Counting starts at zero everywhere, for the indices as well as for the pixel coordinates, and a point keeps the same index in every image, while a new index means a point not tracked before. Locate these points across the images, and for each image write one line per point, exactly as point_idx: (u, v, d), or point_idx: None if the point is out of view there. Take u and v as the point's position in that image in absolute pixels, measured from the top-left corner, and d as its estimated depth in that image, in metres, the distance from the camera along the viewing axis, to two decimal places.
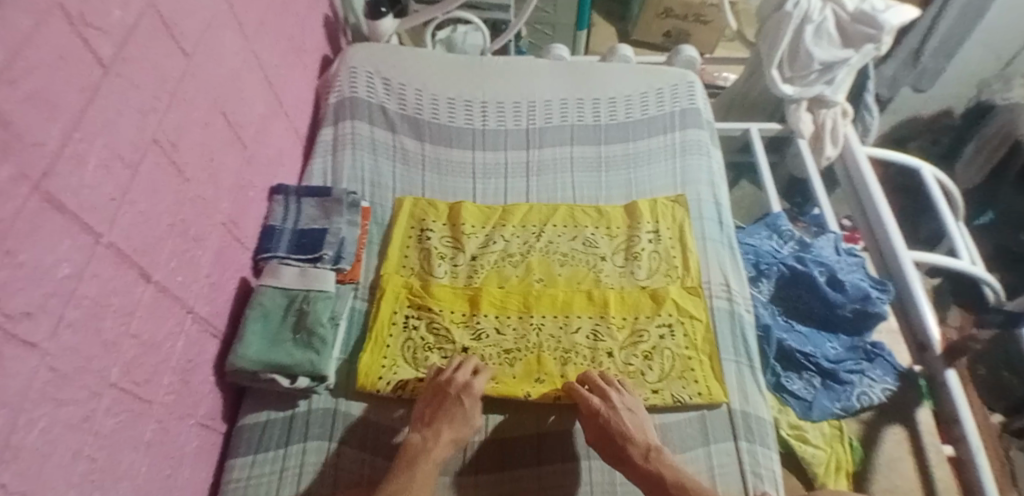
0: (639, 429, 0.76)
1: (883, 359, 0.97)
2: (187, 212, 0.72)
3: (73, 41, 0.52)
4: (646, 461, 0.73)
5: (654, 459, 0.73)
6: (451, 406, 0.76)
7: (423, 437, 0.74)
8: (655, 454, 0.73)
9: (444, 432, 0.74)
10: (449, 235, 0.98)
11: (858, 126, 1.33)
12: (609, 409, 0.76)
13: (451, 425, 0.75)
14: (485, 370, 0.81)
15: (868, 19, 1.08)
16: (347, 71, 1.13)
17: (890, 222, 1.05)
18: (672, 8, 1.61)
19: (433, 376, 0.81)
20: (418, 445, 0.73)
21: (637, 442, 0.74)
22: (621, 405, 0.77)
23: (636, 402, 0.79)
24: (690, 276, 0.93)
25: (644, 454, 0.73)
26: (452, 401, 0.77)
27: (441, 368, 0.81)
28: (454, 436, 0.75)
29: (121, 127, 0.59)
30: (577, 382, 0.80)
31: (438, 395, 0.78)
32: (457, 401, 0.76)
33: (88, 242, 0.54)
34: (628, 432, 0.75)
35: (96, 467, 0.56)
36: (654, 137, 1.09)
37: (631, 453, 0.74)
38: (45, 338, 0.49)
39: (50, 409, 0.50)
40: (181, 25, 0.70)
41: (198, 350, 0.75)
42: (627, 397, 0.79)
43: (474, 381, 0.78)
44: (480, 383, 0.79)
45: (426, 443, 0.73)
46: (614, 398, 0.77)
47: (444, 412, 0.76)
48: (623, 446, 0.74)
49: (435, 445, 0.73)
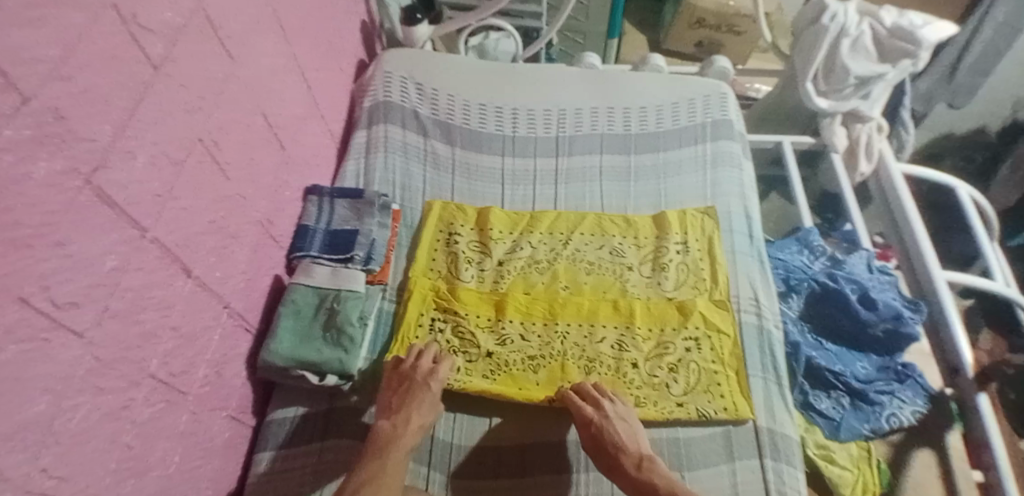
0: (631, 438, 0.76)
1: (914, 381, 0.95)
2: (226, 210, 0.74)
3: (126, 41, 0.54)
4: (639, 471, 0.73)
5: (647, 469, 0.73)
6: (418, 392, 0.77)
7: (393, 424, 0.75)
8: (648, 463, 0.74)
9: (413, 419, 0.76)
10: (477, 240, 0.99)
11: (893, 141, 1.30)
12: (602, 417, 0.76)
13: (419, 411, 0.76)
14: (446, 359, 0.83)
15: (906, 34, 1.06)
16: (381, 75, 1.15)
17: (925, 241, 1.03)
18: (705, 18, 1.59)
19: (393, 365, 0.82)
20: (388, 433, 0.74)
21: (629, 452, 0.74)
22: (614, 414, 0.77)
23: (628, 411, 0.79)
24: (719, 289, 0.92)
25: (636, 463, 0.74)
26: (417, 388, 0.78)
27: (401, 357, 0.83)
28: (422, 422, 0.76)
29: (169, 125, 0.61)
30: (570, 391, 0.81)
31: (404, 383, 0.79)
32: (423, 386, 0.78)
33: (133, 235, 0.56)
34: (622, 442, 0.75)
35: (131, 454, 0.58)
36: (685, 147, 1.09)
37: (624, 462, 0.74)
38: (90, 327, 0.51)
39: (91, 397, 0.51)
40: (227, 28, 0.72)
41: (232, 344, 0.77)
42: (621, 406, 0.79)
43: (438, 368, 0.81)
44: (443, 368, 0.81)
45: (396, 430, 0.74)
46: (607, 407, 0.77)
47: (411, 399, 0.77)
48: (615, 456, 0.74)
49: (405, 432, 0.74)
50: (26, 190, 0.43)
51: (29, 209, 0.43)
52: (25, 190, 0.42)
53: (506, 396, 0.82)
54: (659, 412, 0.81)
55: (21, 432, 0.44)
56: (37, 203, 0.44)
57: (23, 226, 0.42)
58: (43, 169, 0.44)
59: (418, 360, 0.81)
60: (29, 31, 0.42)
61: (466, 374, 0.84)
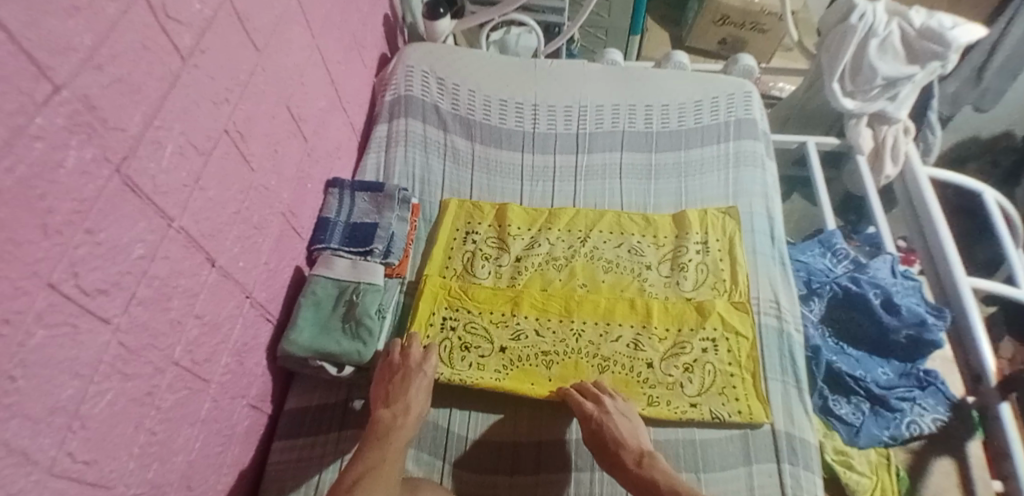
0: (632, 434, 0.75)
1: (936, 388, 0.93)
2: (251, 201, 0.74)
3: (155, 32, 0.55)
4: (640, 467, 0.72)
5: (648, 465, 0.73)
6: (413, 379, 0.78)
7: (392, 414, 0.75)
8: (648, 460, 0.73)
9: (412, 409, 0.76)
10: (495, 236, 0.99)
11: (920, 144, 1.28)
12: (600, 412, 0.76)
13: (416, 400, 0.77)
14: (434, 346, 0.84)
15: (935, 35, 1.03)
16: (403, 69, 1.15)
17: (950, 247, 1.00)
18: (729, 15, 1.57)
19: (382, 356, 0.83)
20: (387, 422, 0.74)
21: (630, 448, 0.74)
22: (615, 410, 0.77)
23: (630, 409, 0.79)
24: (738, 291, 0.91)
25: (636, 459, 0.73)
26: (413, 374, 0.79)
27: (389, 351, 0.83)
28: (419, 411, 0.77)
29: (197, 116, 0.62)
30: (573, 390, 0.81)
31: (398, 372, 0.79)
32: (417, 373, 0.79)
33: (161, 225, 0.57)
34: (623, 439, 0.74)
35: (154, 440, 0.59)
36: (707, 146, 1.08)
37: (625, 458, 0.73)
38: (117, 314, 0.52)
39: (117, 383, 0.52)
40: (254, 21, 0.73)
41: (254, 333, 0.78)
42: (621, 403, 0.79)
43: (429, 355, 0.82)
44: (434, 354, 0.83)
45: (396, 420, 0.74)
46: (608, 403, 0.77)
47: (407, 388, 0.77)
48: (616, 453, 0.74)
49: (405, 422, 0.75)
50: (57, 177, 0.43)
51: (61, 197, 0.44)
52: (56, 178, 0.43)
53: (518, 391, 0.82)
54: (672, 412, 0.81)
55: (49, 415, 0.45)
56: (68, 191, 0.45)
57: (53, 213, 0.43)
58: (74, 157, 0.45)
59: (406, 350, 0.82)
60: (63, 21, 0.43)
61: (478, 370, 0.84)
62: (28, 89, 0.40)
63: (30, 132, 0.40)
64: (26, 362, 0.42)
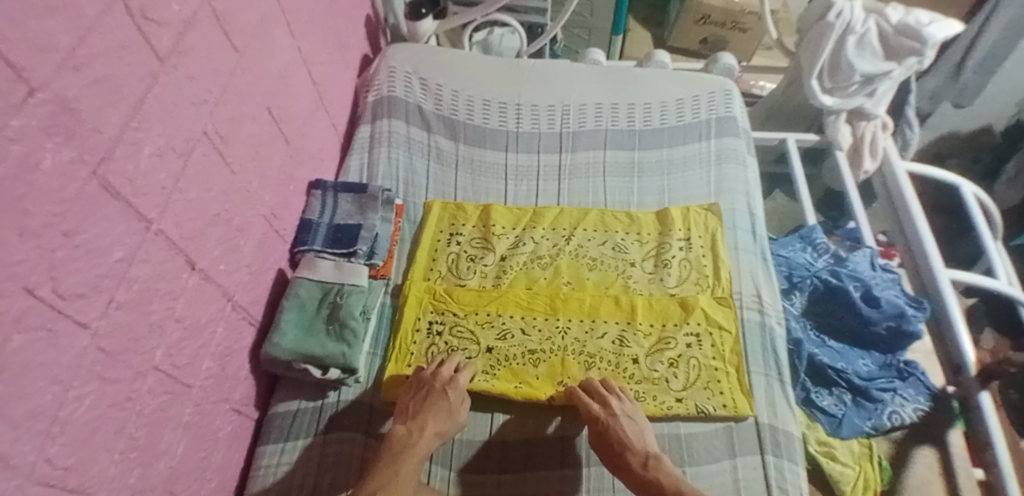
0: (638, 436, 0.76)
1: (916, 378, 0.94)
2: (233, 203, 0.74)
3: (134, 33, 0.54)
4: (645, 469, 0.72)
5: (653, 468, 0.72)
6: (437, 399, 0.77)
7: (408, 430, 0.75)
8: (654, 462, 0.73)
9: (429, 426, 0.75)
10: (480, 236, 0.99)
11: (898, 140, 1.30)
12: (608, 415, 0.76)
13: (435, 418, 0.76)
14: (468, 367, 0.83)
15: (912, 32, 1.05)
16: (386, 70, 1.15)
17: (929, 241, 1.02)
18: (710, 15, 1.58)
19: (414, 374, 0.83)
20: (404, 438, 0.74)
21: (635, 450, 0.74)
22: (621, 411, 0.77)
23: (636, 410, 0.79)
24: (721, 286, 0.92)
25: (642, 461, 0.73)
26: (436, 394, 0.78)
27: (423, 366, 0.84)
28: (438, 429, 0.75)
29: (176, 117, 0.62)
30: (579, 388, 0.81)
31: (423, 389, 0.79)
32: (442, 394, 0.78)
33: (140, 227, 0.56)
34: (627, 441, 0.75)
35: (137, 445, 0.58)
36: (689, 144, 1.09)
37: (630, 460, 0.73)
38: (96, 318, 0.51)
39: (97, 387, 0.52)
40: (236, 21, 0.73)
41: (237, 336, 0.77)
42: (628, 404, 0.79)
43: (458, 376, 0.80)
44: (463, 376, 0.81)
45: (411, 436, 0.74)
46: (614, 404, 0.78)
47: (428, 406, 0.77)
48: (620, 453, 0.74)
49: (419, 438, 0.74)
50: (36, 180, 0.43)
51: (38, 199, 0.43)
52: (35, 180, 0.43)
53: (506, 391, 0.82)
54: (658, 407, 0.81)
55: (28, 421, 0.44)
56: (46, 193, 0.44)
57: (31, 216, 0.43)
58: (51, 159, 0.45)
59: (439, 368, 0.81)
60: (40, 22, 0.43)
61: None
62: (6, 90, 0.40)
63: (8, 134, 0.40)
64: (3, 366, 0.41)
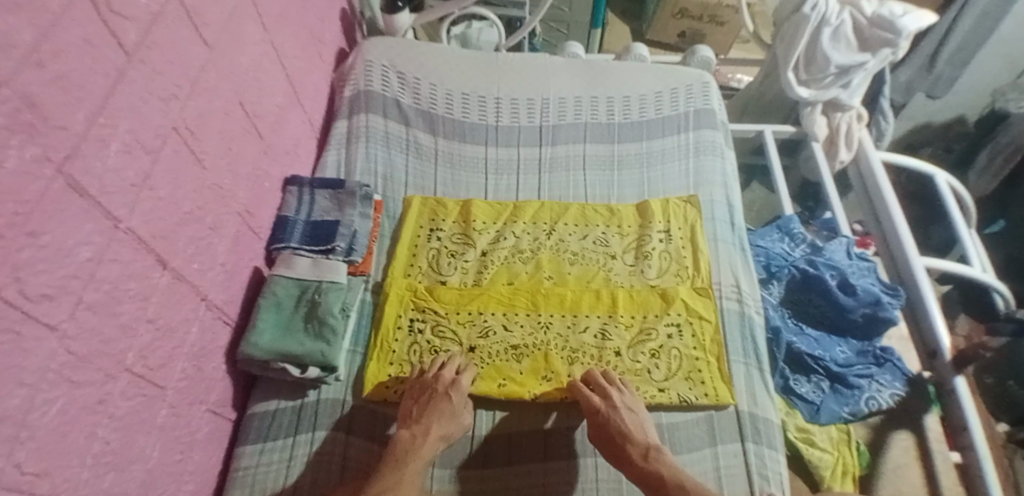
0: (638, 427, 0.76)
1: (893, 364, 0.96)
2: (205, 200, 0.73)
3: (99, 28, 0.53)
4: (646, 462, 0.73)
5: (654, 459, 0.73)
6: (440, 403, 0.76)
7: (413, 434, 0.74)
8: (655, 454, 0.74)
9: (433, 429, 0.74)
10: (460, 232, 0.98)
11: (874, 130, 1.31)
12: (609, 407, 0.76)
13: (440, 421, 0.75)
14: (469, 369, 0.82)
15: (886, 24, 1.06)
16: (362, 64, 1.14)
17: (904, 229, 1.04)
18: (687, 9, 1.60)
19: (416, 375, 0.82)
20: (408, 442, 0.73)
21: (636, 442, 0.74)
22: (622, 403, 0.77)
23: (635, 401, 0.79)
24: (701, 277, 0.92)
25: (642, 453, 0.74)
26: (439, 397, 0.77)
27: (424, 369, 0.83)
28: (442, 432, 0.75)
29: (144, 114, 0.60)
30: (579, 381, 0.81)
31: (426, 392, 0.78)
32: (444, 397, 0.77)
33: (108, 226, 0.55)
34: (629, 432, 0.75)
35: (109, 449, 0.57)
36: (668, 136, 1.09)
37: (631, 452, 0.74)
38: (64, 320, 0.50)
39: (67, 390, 0.51)
40: (205, 15, 0.71)
41: (212, 337, 0.76)
42: (628, 396, 0.79)
43: (460, 378, 0.80)
44: (465, 379, 0.80)
45: (415, 440, 0.73)
46: (614, 396, 0.78)
47: (431, 408, 0.76)
48: (622, 445, 0.74)
49: (424, 442, 0.73)
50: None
51: (2, 197, 0.42)
52: None
53: (490, 391, 0.82)
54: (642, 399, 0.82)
55: None
56: (10, 191, 0.43)
57: None
58: (15, 157, 0.43)
59: (439, 371, 0.80)
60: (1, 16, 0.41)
61: None
62: None
63: None
64: None
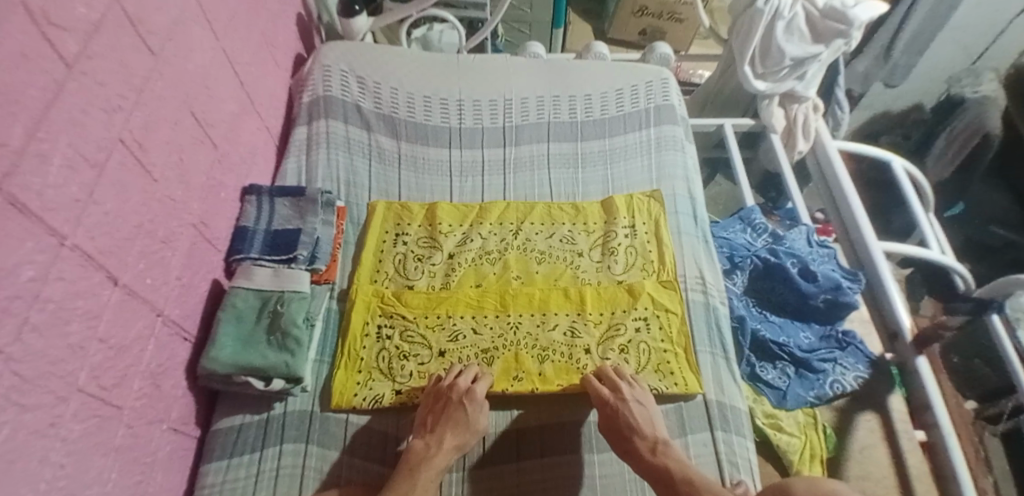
0: (647, 422, 0.76)
1: (855, 347, 0.99)
2: (155, 213, 0.70)
3: (36, 38, 0.51)
4: (654, 455, 0.73)
5: (662, 453, 0.73)
6: (454, 411, 0.75)
7: (426, 443, 0.74)
8: (663, 447, 0.73)
9: (447, 439, 0.74)
10: (426, 235, 0.98)
11: (829, 120, 1.35)
12: (618, 399, 0.77)
13: (454, 431, 0.74)
14: (485, 377, 0.81)
15: (838, 14, 1.09)
16: (320, 69, 1.12)
17: (862, 216, 1.07)
18: (646, 6, 1.62)
19: (432, 382, 0.81)
20: (421, 452, 0.73)
21: (644, 435, 0.74)
22: (631, 397, 0.78)
23: (645, 395, 0.80)
24: (666, 270, 0.94)
25: (651, 447, 0.74)
26: (453, 405, 0.76)
27: (441, 376, 0.81)
28: (456, 442, 0.74)
29: (86, 126, 0.58)
30: (590, 374, 0.82)
31: (440, 400, 0.77)
32: (459, 406, 0.76)
33: (52, 243, 0.53)
34: (639, 426, 0.75)
35: (63, 473, 0.55)
36: (629, 132, 1.11)
37: (638, 445, 0.74)
38: (10, 342, 0.48)
39: (15, 414, 0.48)
40: (148, 23, 0.70)
41: (169, 353, 0.74)
42: (638, 390, 0.79)
43: (476, 385, 0.78)
44: (481, 387, 0.79)
45: (429, 449, 0.73)
46: (624, 389, 0.78)
47: (446, 417, 0.75)
48: (630, 437, 0.75)
49: (438, 451, 0.72)
50: None
51: None
52: None
53: None
54: None
55: None
56: None
57: None
58: None
59: (456, 378, 0.79)
60: None
61: (420, 379, 0.83)
62: None
63: None
64: None
